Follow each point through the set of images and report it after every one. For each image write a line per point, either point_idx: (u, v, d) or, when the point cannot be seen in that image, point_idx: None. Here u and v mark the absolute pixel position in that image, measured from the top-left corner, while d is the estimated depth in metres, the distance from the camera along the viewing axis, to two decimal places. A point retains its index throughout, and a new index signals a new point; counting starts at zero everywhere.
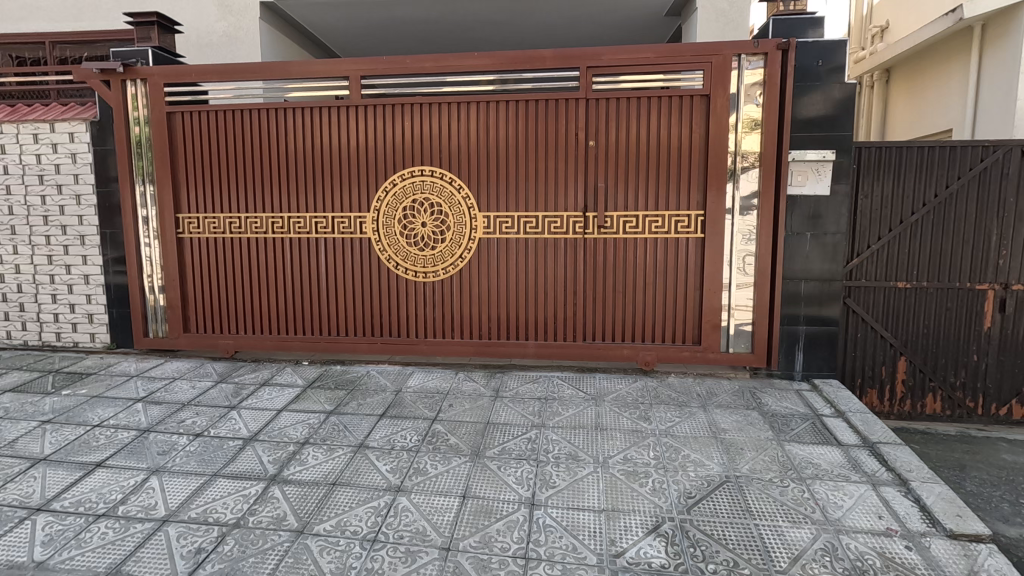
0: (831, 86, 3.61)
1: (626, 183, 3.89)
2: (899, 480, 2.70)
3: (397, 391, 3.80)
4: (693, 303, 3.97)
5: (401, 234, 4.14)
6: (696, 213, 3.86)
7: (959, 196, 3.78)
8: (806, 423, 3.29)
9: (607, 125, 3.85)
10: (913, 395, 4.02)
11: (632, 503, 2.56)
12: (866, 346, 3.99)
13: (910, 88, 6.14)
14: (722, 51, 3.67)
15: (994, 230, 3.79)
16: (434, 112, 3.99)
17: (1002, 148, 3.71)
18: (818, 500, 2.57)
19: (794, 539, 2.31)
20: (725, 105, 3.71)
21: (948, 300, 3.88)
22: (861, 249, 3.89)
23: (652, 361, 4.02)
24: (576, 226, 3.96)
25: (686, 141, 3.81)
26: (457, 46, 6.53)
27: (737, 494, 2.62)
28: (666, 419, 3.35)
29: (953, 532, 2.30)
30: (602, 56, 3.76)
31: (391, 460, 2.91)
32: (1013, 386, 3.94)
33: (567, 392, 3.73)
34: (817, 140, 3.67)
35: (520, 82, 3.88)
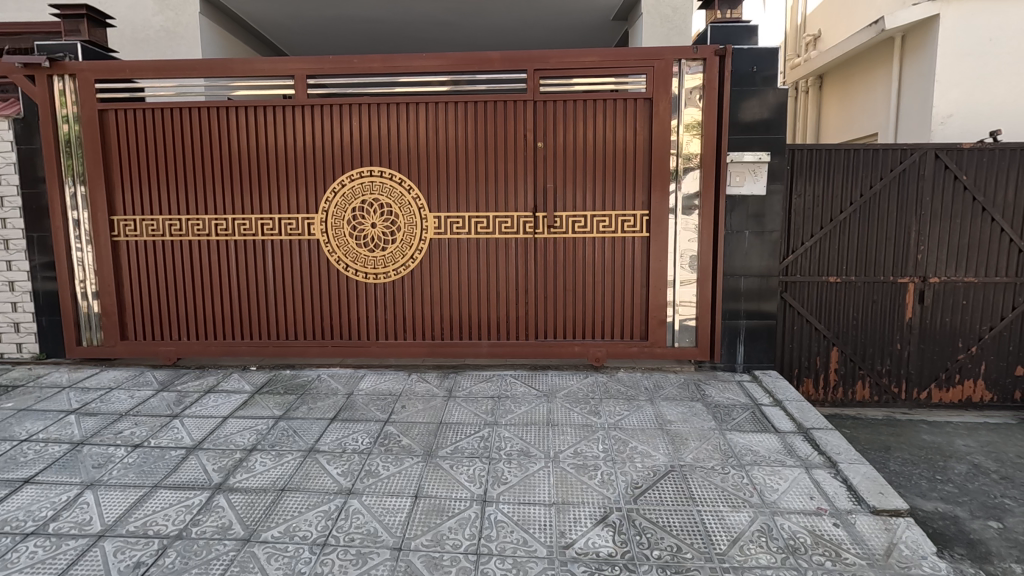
0: (765, 92, 3.80)
1: (575, 183, 3.97)
2: (829, 463, 2.87)
3: (349, 393, 3.76)
4: (641, 300, 4.09)
5: (350, 235, 4.09)
6: (641, 213, 3.98)
7: (882, 194, 4.05)
8: (747, 413, 3.45)
9: (554, 127, 3.92)
10: (844, 382, 4.27)
11: (581, 495, 2.63)
12: (801, 338, 4.22)
13: (841, 93, 6.49)
14: (664, 56, 3.80)
15: (912, 228, 4.07)
16: (383, 112, 3.96)
17: (918, 151, 3.99)
18: (756, 484, 2.71)
19: (733, 522, 2.43)
20: (668, 109, 3.85)
21: (874, 293, 4.14)
22: (796, 246, 4.11)
23: (603, 358, 4.11)
24: (525, 226, 4.01)
25: (631, 143, 3.92)
26: (408, 46, 6.49)
27: (681, 482, 2.73)
28: (615, 412, 3.44)
29: (876, 509, 2.48)
30: (550, 58, 3.83)
31: (342, 464, 2.88)
32: (933, 371, 4.22)
33: (519, 390, 3.77)
34: (755, 142, 3.85)
35: (470, 83, 3.90)
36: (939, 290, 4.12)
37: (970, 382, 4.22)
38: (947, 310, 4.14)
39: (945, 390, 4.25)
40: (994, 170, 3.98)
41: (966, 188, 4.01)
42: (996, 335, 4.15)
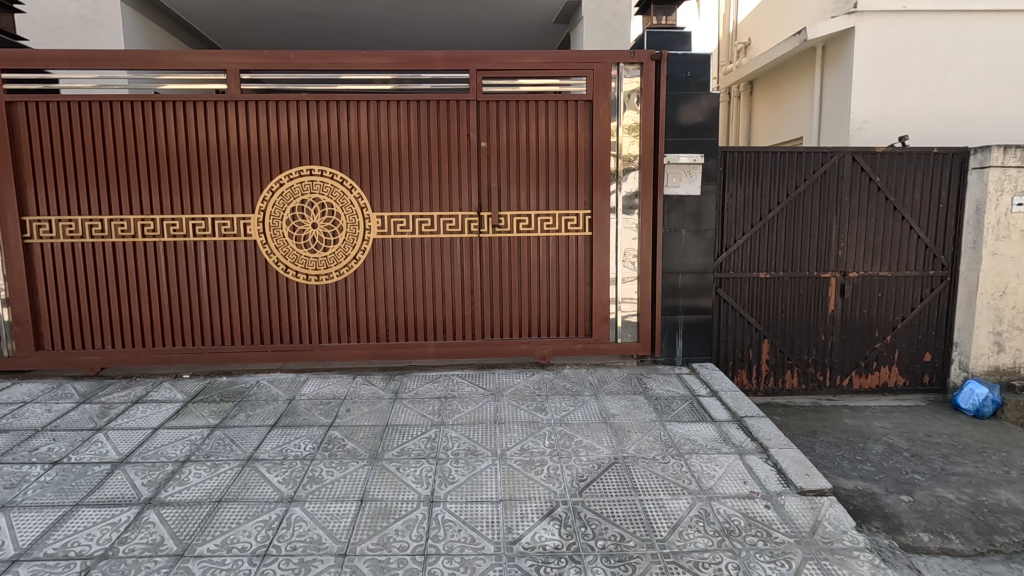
0: (699, 96, 3.97)
1: (519, 183, 4.01)
2: (761, 449, 3.03)
3: (291, 399, 3.64)
4: (584, 298, 4.17)
5: (290, 235, 3.97)
6: (584, 213, 4.06)
7: (806, 195, 4.31)
8: (685, 404, 3.58)
9: (497, 127, 3.95)
10: (775, 372, 4.52)
11: (528, 491, 2.66)
12: (735, 331, 4.44)
13: (770, 98, 6.84)
14: (603, 59, 3.90)
15: (834, 226, 4.35)
16: (322, 110, 3.87)
17: (837, 155, 4.27)
18: (694, 472, 2.83)
19: (673, 509, 2.53)
20: (608, 111, 3.95)
21: (800, 288, 4.41)
22: (729, 243, 4.31)
23: (549, 355, 4.17)
24: (470, 225, 4.02)
25: (572, 143, 4.00)
26: (348, 43, 6.36)
27: (624, 473, 2.81)
28: (561, 408, 3.50)
29: (803, 490, 2.65)
30: (493, 59, 3.86)
31: (283, 471, 2.80)
32: (854, 359, 4.53)
33: (466, 389, 3.76)
34: (690, 144, 4.02)
35: (413, 82, 3.87)
36: (858, 284, 4.43)
37: (886, 369, 4.55)
38: (865, 302, 4.45)
39: (865, 376, 4.56)
40: (904, 171, 4.31)
41: (880, 189, 4.32)
42: (908, 325, 4.49)
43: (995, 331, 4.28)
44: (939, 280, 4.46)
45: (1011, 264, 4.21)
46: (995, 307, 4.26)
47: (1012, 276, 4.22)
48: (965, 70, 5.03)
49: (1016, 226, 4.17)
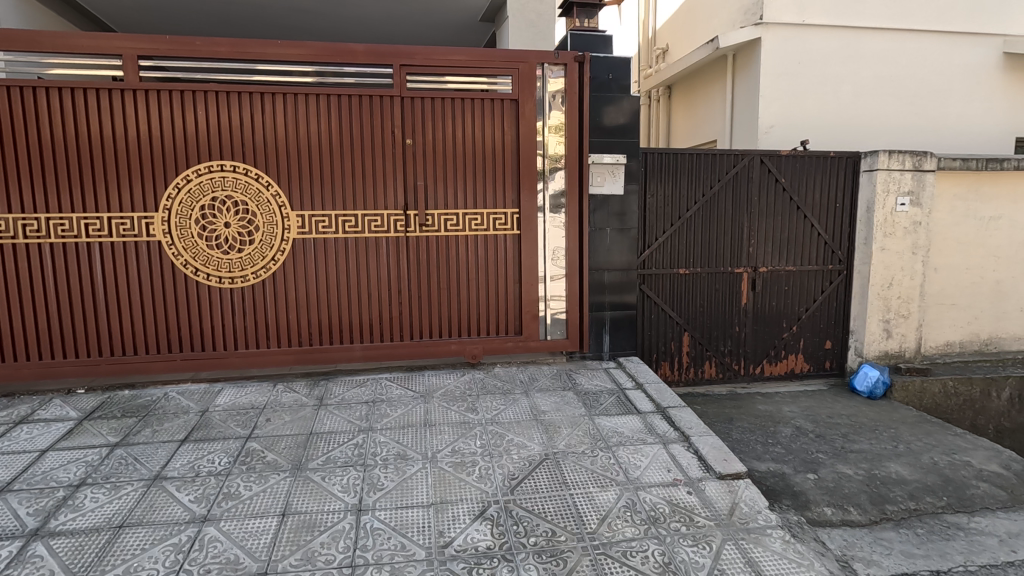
0: (621, 98, 4.10)
1: (445, 182, 3.96)
2: (683, 437, 3.17)
3: (203, 411, 3.40)
4: (514, 296, 4.19)
5: (199, 235, 3.71)
6: (512, 211, 4.07)
7: (720, 195, 4.55)
8: (613, 398, 3.68)
9: (423, 124, 3.87)
10: (695, 363, 4.74)
11: (460, 493, 2.63)
12: (658, 325, 4.62)
13: (687, 102, 7.17)
14: (528, 59, 3.93)
15: (745, 224, 4.63)
16: (234, 102, 3.63)
17: (747, 157, 4.54)
18: (622, 463, 2.91)
19: (602, 502, 2.59)
20: (533, 110, 3.98)
21: (716, 282, 4.66)
22: (651, 241, 4.48)
23: (479, 355, 4.15)
24: (396, 225, 3.92)
25: (499, 142, 4.00)
26: (263, 32, 6.03)
27: (555, 469, 2.85)
28: (492, 407, 3.49)
29: (721, 474, 2.80)
30: (417, 55, 3.79)
31: (194, 489, 2.60)
32: (765, 348, 4.83)
33: (395, 392, 3.66)
34: (612, 145, 4.14)
35: (333, 76, 3.73)
36: (767, 279, 4.73)
37: (793, 356, 4.89)
38: (773, 295, 4.77)
39: (775, 363, 4.88)
40: (805, 174, 4.66)
41: (785, 190, 4.64)
42: (811, 315, 4.85)
43: (884, 320, 4.71)
44: (837, 273, 4.85)
45: (896, 258, 4.64)
46: (884, 298, 4.68)
47: (898, 269, 4.66)
48: (855, 82, 5.52)
49: (900, 224, 4.60)
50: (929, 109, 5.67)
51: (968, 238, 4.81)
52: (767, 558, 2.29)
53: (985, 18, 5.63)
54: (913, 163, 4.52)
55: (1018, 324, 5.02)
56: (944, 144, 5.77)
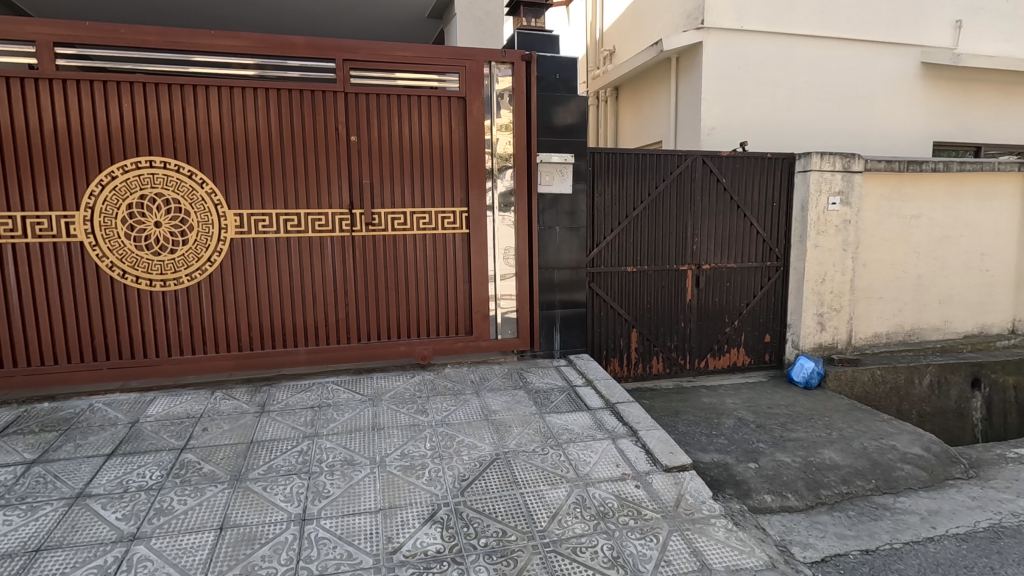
0: (568, 98, 4.14)
1: (392, 180, 3.88)
2: (631, 432, 3.23)
3: (133, 422, 3.20)
4: (464, 296, 4.15)
5: (127, 236, 3.49)
6: (460, 210, 4.04)
7: (665, 194, 4.67)
8: (563, 395, 3.71)
9: (368, 121, 3.79)
10: (643, 359, 4.84)
11: (409, 497, 2.59)
12: (607, 322, 4.69)
13: (633, 103, 7.31)
14: (475, 57, 3.91)
15: (689, 223, 4.76)
16: (163, 94, 3.44)
17: (690, 158, 4.67)
18: (572, 460, 2.93)
19: (552, 499, 2.60)
20: (481, 108, 3.96)
21: (662, 279, 4.78)
22: (599, 239, 4.55)
23: (429, 355, 4.09)
24: (341, 224, 3.82)
25: (447, 140, 3.95)
26: (197, 22, 5.75)
27: (505, 468, 2.84)
28: (442, 408, 3.45)
29: (667, 467, 2.86)
30: (361, 50, 3.70)
31: (122, 506, 2.44)
32: (709, 343, 4.99)
33: (342, 396, 3.56)
34: (560, 145, 4.17)
35: (273, 69, 3.59)
36: (710, 275, 4.89)
37: (735, 350, 5.07)
38: (716, 291, 4.93)
39: (719, 357, 5.04)
40: (745, 174, 4.83)
41: (726, 189, 4.80)
42: (752, 310, 5.04)
43: (818, 313, 4.95)
44: (775, 269, 5.06)
45: (829, 255, 4.88)
46: (818, 293, 4.92)
47: (830, 265, 4.90)
48: (790, 87, 5.77)
49: (832, 222, 4.84)
50: (857, 114, 6.01)
51: (892, 236, 5.12)
52: (711, 547, 2.36)
53: (904, 29, 6.01)
54: (843, 164, 4.77)
55: (936, 315, 5.38)
56: (870, 147, 6.12)
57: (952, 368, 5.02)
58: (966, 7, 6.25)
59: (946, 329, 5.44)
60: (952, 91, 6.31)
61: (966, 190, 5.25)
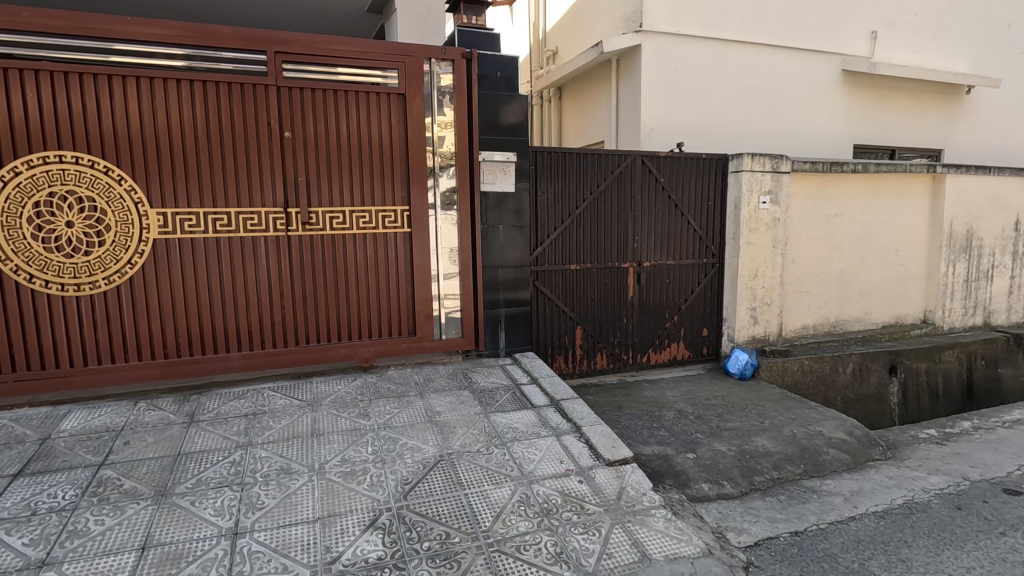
0: (509, 96, 4.15)
1: (329, 177, 3.76)
2: (575, 428, 3.26)
3: (43, 438, 2.95)
4: (406, 296, 4.08)
5: (34, 237, 3.23)
6: (402, 209, 3.96)
7: (606, 193, 4.76)
8: (508, 394, 3.71)
9: (302, 117, 3.66)
10: (587, 356, 4.92)
11: (349, 503, 2.51)
12: (552, 320, 4.73)
13: (576, 104, 7.42)
14: (414, 53, 3.85)
15: (629, 221, 4.87)
16: (74, 84, 3.19)
17: (630, 157, 4.77)
18: (516, 459, 2.93)
19: (496, 499, 2.59)
20: (421, 106, 3.91)
21: (605, 277, 4.87)
22: (543, 238, 4.59)
23: (371, 357, 4.00)
24: (275, 223, 3.66)
25: (387, 137, 3.87)
26: (115, 7, 5.38)
27: (449, 470, 2.81)
28: (385, 411, 3.37)
29: (610, 461, 2.91)
30: (294, 43, 3.57)
31: (30, 531, 2.25)
32: (650, 338, 5.12)
33: (278, 403, 3.41)
34: (501, 143, 4.17)
35: (198, 61, 3.40)
36: (651, 272, 5.02)
37: (675, 344, 5.23)
38: (656, 288, 5.07)
39: (660, 352, 5.18)
40: (682, 174, 4.99)
41: (664, 189, 4.94)
42: (690, 305, 5.21)
43: (751, 307, 5.17)
44: (711, 266, 5.25)
45: (760, 251, 5.10)
46: (751, 287, 5.14)
47: (762, 261, 5.13)
48: (723, 90, 6.01)
49: (763, 220, 5.07)
50: (785, 117, 6.33)
51: (818, 233, 5.42)
52: (651, 538, 2.42)
53: (826, 38, 6.37)
54: (773, 165, 5.00)
55: (858, 307, 5.74)
56: (797, 148, 6.45)
57: (872, 357, 5.36)
58: (881, 19, 6.70)
59: (866, 320, 5.80)
60: (869, 98, 6.76)
61: (881, 190, 5.63)
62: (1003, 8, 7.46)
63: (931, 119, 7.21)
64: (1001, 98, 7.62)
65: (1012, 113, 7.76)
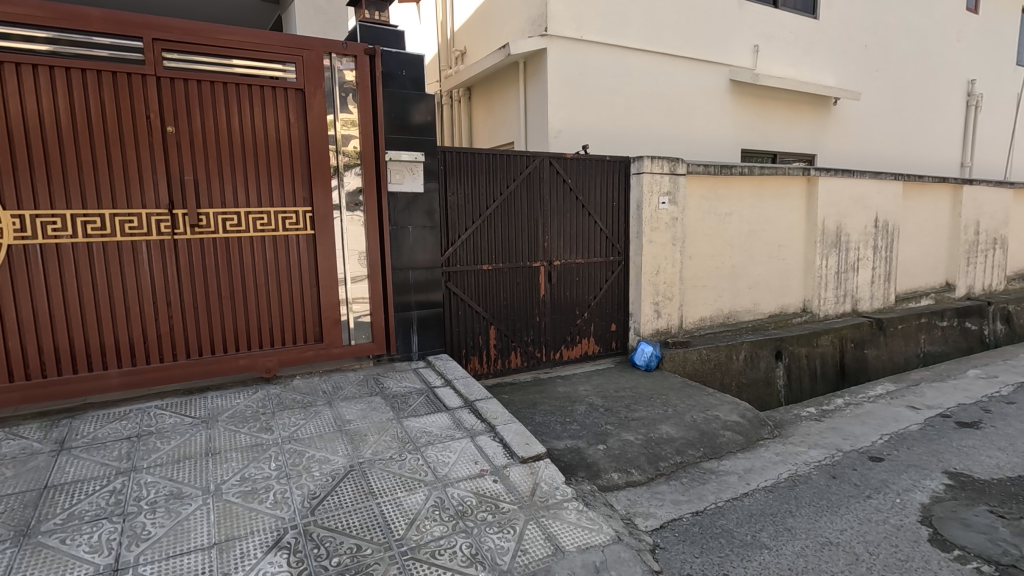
0: (416, 95, 4.08)
1: (221, 177, 3.50)
2: (490, 428, 3.27)
3: None
4: (311, 301, 3.90)
5: None
6: (303, 210, 3.77)
7: (516, 194, 4.82)
8: (421, 397, 3.64)
9: (188, 111, 3.38)
10: (502, 355, 4.95)
11: (250, 524, 2.35)
12: (465, 321, 4.71)
13: (486, 104, 7.44)
14: (313, 47, 3.69)
15: (539, 221, 4.97)
16: None
17: (538, 159, 4.87)
18: (430, 463, 2.89)
19: (409, 505, 2.54)
20: (322, 102, 3.75)
21: (517, 276, 4.93)
22: (454, 239, 4.56)
23: (274, 367, 3.77)
24: (159, 226, 3.35)
25: (285, 135, 3.67)
26: None
27: (360, 480, 2.71)
28: (290, 423, 3.19)
29: (523, 458, 2.95)
30: (175, 29, 3.29)
31: None
32: (563, 334, 5.25)
33: (167, 422, 3.13)
34: (409, 143, 4.09)
35: (60, 44, 3.04)
36: (561, 271, 5.15)
37: (586, 340, 5.39)
38: (567, 286, 5.21)
39: (572, 348, 5.32)
40: (588, 175, 5.16)
41: (572, 189, 5.09)
42: (599, 302, 5.40)
43: (654, 302, 5.44)
44: (617, 264, 5.47)
45: (661, 249, 5.39)
46: (654, 283, 5.41)
47: (663, 258, 5.42)
48: (625, 95, 6.28)
49: (663, 219, 5.36)
50: (681, 122, 6.74)
51: (711, 231, 5.82)
52: (564, 530, 2.48)
53: (715, 50, 6.86)
54: (670, 167, 5.30)
55: (747, 299, 6.23)
56: (692, 151, 6.89)
57: (760, 344, 5.84)
58: (762, 34, 7.31)
59: (755, 311, 6.32)
60: (753, 107, 7.36)
61: (765, 191, 6.15)
62: (861, 31, 8.40)
63: (806, 127, 7.98)
64: (861, 110, 8.58)
65: (871, 124, 8.76)
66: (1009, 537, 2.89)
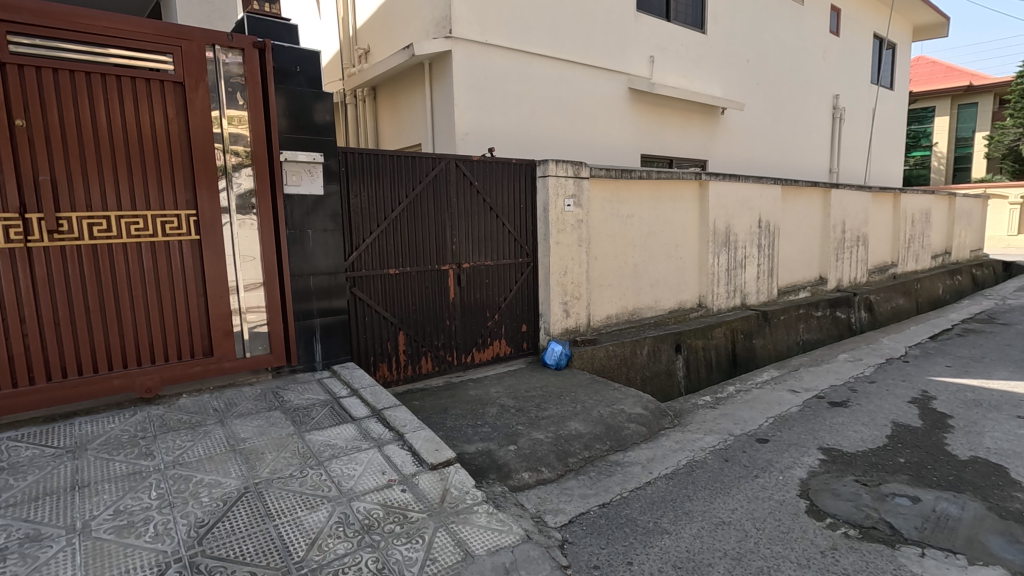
0: (312, 93, 3.90)
1: (86, 177, 3.14)
2: (397, 436, 3.19)
3: None
4: (198, 312, 3.60)
5: None
6: (186, 213, 3.48)
7: (422, 196, 4.75)
8: (325, 409, 3.48)
9: (41, 103, 3.00)
10: (412, 360, 4.85)
11: (125, 563, 2.12)
12: (372, 327, 4.57)
13: (391, 105, 7.28)
14: (193, 37, 3.42)
15: (446, 223, 4.93)
16: None
17: (443, 161, 4.83)
18: (334, 478, 2.76)
19: (310, 524, 2.40)
20: (206, 97, 3.48)
21: (425, 280, 4.86)
22: (358, 242, 4.41)
23: (156, 386, 3.44)
24: (7, 232, 2.95)
25: (162, 131, 3.36)
26: None
27: (256, 502, 2.53)
28: (174, 447, 2.92)
29: (432, 465, 2.90)
30: (26, 11, 2.93)
31: None
32: (474, 337, 5.24)
33: (23, 456, 2.75)
34: (306, 143, 3.90)
35: None
36: (470, 273, 5.14)
37: (497, 342, 5.42)
38: (476, 288, 5.21)
39: (483, 350, 5.32)
40: (495, 177, 5.20)
41: (478, 192, 5.10)
42: (509, 303, 5.44)
43: (563, 301, 5.57)
44: (526, 265, 5.56)
45: (568, 250, 5.53)
46: (562, 283, 5.53)
47: (569, 259, 5.55)
48: (530, 99, 6.40)
49: (568, 221, 5.50)
50: (582, 126, 6.96)
51: (614, 232, 6.06)
52: (474, 534, 2.46)
53: (614, 59, 7.18)
54: (574, 171, 5.44)
55: (649, 296, 6.56)
56: (595, 155, 7.15)
57: (661, 339, 6.16)
58: (656, 45, 7.74)
59: (656, 307, 6.65)
60: (649, 114, 7.78)
61: (662, 194, 6.51)
62: (743, 46, 9.15)
63: (698, 134, 8.55)
64: (745, 120, 9.34)
65: (754, 132, 9.55)
66: (871, 502, 3.25)
